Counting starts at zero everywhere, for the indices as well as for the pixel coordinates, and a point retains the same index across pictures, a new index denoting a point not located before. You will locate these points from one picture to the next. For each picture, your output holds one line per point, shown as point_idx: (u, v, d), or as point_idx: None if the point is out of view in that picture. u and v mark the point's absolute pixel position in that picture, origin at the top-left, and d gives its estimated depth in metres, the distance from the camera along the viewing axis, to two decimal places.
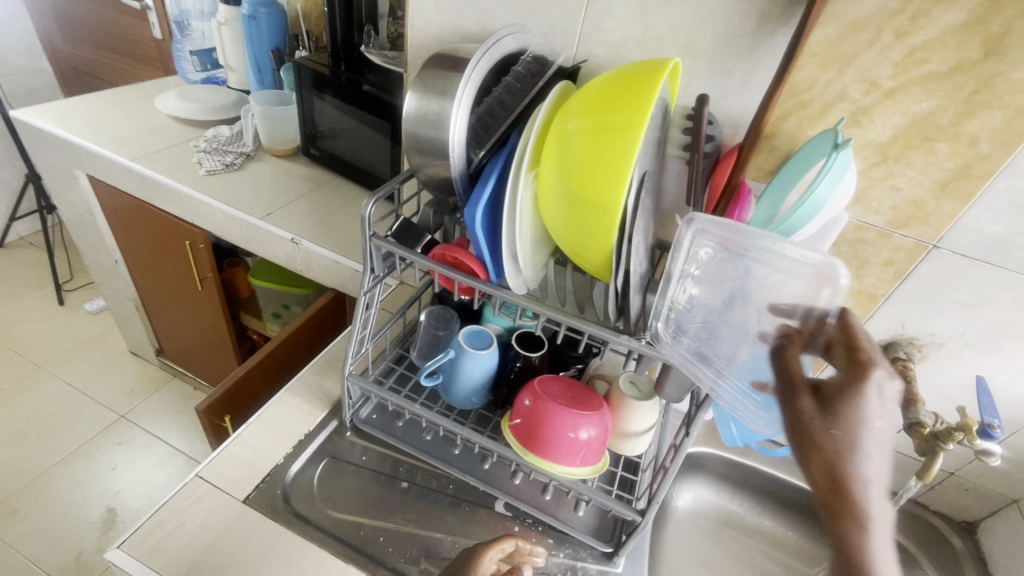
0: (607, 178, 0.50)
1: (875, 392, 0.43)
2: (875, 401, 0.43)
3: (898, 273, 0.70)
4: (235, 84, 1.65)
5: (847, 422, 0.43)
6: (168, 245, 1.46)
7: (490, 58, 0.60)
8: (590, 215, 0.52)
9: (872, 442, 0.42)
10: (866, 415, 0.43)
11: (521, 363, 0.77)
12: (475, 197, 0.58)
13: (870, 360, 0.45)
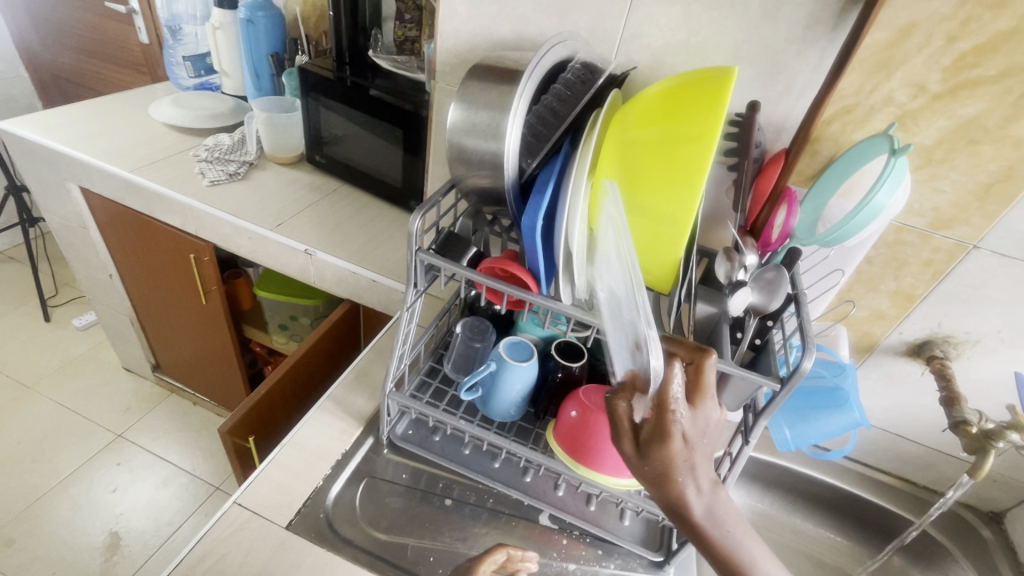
0: (680, 194, 0.52)
1: (687, 476, 0.44)
2: (685, 454, 0.44)
3: (937, 273, 0.70)
4: (231, 89, 1.60)
5: (688, 519, 0.45)
6: (169, 258, 1.41)
7: (543, 66, 0.59)
8: (658, 225, 0.54)
9: (707, 526, 0.45)
10: (695, 509, 0.45)
11: (562, 374, 0.76)
12: (533, 205, 0.57)
13: (672, 413, 0.44)
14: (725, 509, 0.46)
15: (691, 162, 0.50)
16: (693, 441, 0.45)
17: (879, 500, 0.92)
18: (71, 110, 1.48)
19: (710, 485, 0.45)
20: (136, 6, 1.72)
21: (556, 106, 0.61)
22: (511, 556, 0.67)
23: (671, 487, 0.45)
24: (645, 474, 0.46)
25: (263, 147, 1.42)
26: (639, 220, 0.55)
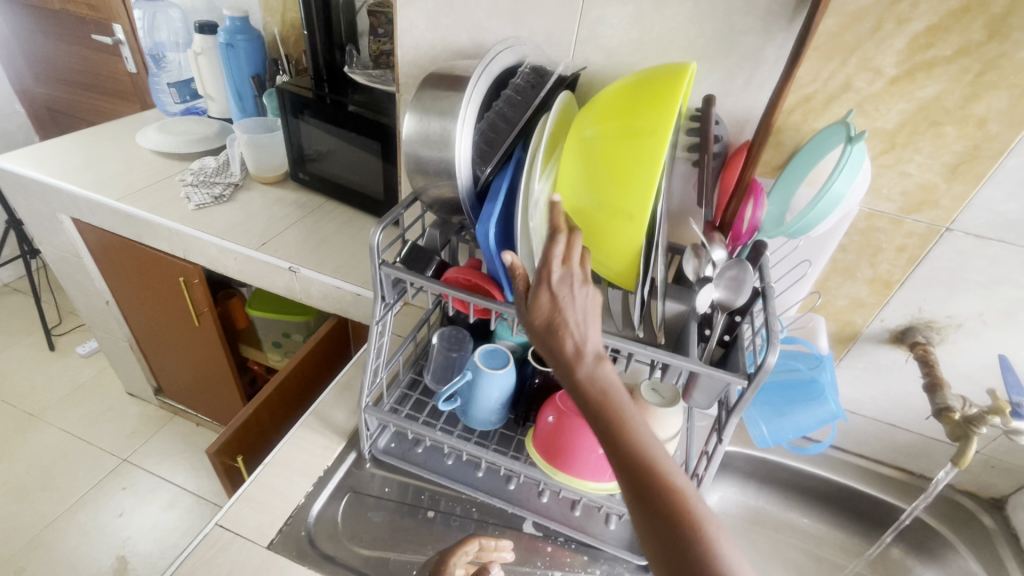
0: (635, 183, 0.50)
1: (563, 331, 0.50)
2: (551, 310, 0.51)
3: (912, 257, 0.69)
4: (216, 113, 1.62)
5: (569, 375, 0.50)
6: (160, 282, 1.43)
7: (492, 73, 0.59)
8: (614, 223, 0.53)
9: (586, 387, 0.49)
10: (577, 373, 0.50)
11: (539, 379, 0.76)
12: (487, 212, 0.57)
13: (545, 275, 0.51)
14: (609, 380, 0.49)
15: (647, 146, 0.49)
16: (565, 303, 0.50)
17: (875, 491, 0.90)
18: (60, 143, 1.51)
19: (593, 355, 0.50)
20: (121, 36, 1.75)
21: (507, 112, 0.61)
22: (485, 545, 0.68)
23: (556, 349, 0.51)
24: (536, 339, 0.52)
25: (248, 168, 1.43)
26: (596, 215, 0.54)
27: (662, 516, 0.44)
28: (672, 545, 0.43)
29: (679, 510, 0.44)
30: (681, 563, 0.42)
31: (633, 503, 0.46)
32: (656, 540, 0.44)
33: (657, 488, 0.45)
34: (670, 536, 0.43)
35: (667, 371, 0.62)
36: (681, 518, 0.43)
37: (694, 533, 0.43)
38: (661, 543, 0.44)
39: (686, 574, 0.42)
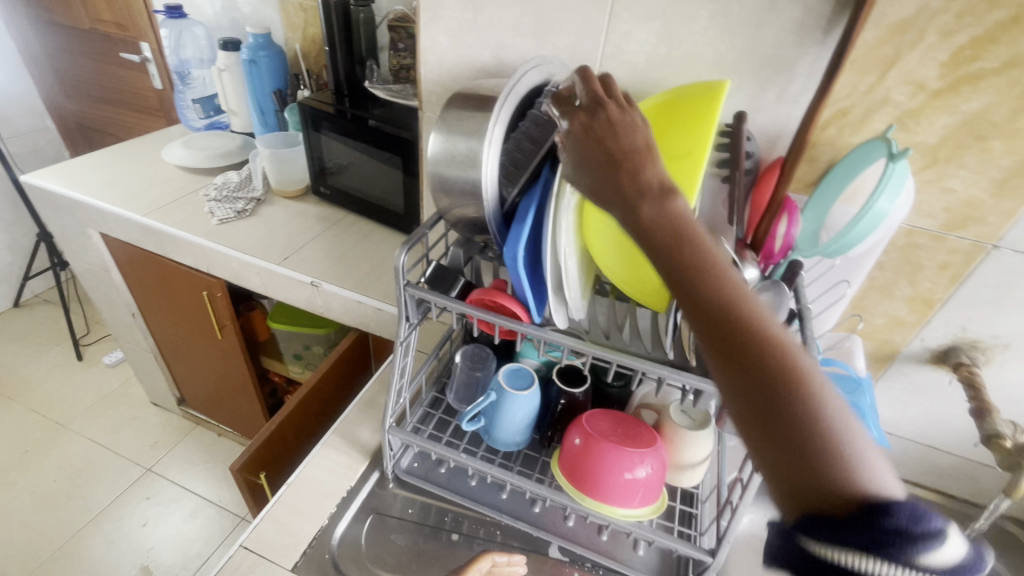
0: None
1: (626, 164, 0.47)
2: (604, 163, 0.48)
3: (955, 275, 0.66)
4: (239, 127, 1.65)
5: (636, 211, 0.45)
6: (184, 296, 1.45)
7: (518, 92, 0.58)
8: None
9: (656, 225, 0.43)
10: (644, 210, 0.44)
11: (565, 401, 0.75)
12: (515, 233, 0.56)
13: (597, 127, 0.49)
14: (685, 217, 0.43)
15: (687, 167, 0.49)
16: (627, 151, 0.47)
17: None
18: (90, 159, 1.54)
19: (660, 188, 0.45)
20: (148, 54, 1.80)
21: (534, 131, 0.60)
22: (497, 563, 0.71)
23: (618, 195, 0.46)
24: (596, 195, 0.48)
25: (270, 182, 1.45)
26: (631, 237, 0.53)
27: (756, 352, 0.36)
28: (769, 387, 0.35)
29: (786, 368, 0.35)
30: (774, 407, 0.34)
31: (719, 328, 0.38)
32: (744, 374, 0.36)
33: (759, 349, 0.36)
34: (769, 378, 0.35)
35: (699, 396, 0.60)
36: (788, 376, 0.35)
37: (804, 390, 0.34)
38: (746, 365, 0.36)
39: (780, 398, 0.34)
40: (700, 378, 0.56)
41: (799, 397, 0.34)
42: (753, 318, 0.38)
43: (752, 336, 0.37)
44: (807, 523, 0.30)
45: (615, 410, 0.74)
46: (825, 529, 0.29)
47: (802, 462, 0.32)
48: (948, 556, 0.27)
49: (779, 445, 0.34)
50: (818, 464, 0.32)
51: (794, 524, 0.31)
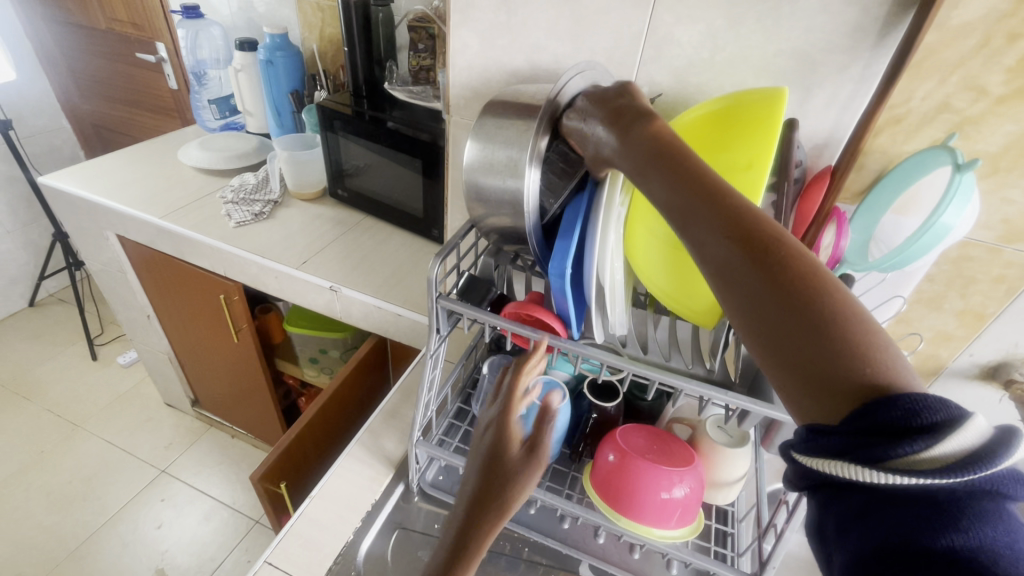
0: None
1: (631, 110, 0.50)
2: (609, 118, 0.51)
3: (1011, 289, 0.63)
4: (255, 128, 1.63)
5: (640, 134, 0.47)
6: (201, 298, 1.44)
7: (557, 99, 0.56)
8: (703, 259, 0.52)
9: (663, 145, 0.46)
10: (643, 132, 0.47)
11: (596, 415, 0.72)
12: (562, 248, 0.54)
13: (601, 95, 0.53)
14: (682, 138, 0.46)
15: (746, 180, 0.49)
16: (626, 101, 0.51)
17: None
18: (107, 161, 1.54)
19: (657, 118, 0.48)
20: (164, 54, 1.79)
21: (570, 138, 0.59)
22: None
23: (621, 129, 0.49)
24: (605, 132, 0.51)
25: (286, 184, 1.43)
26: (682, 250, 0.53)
27: (766, 244, 0.37)
28: (776, 299, 0.36)
29: (795, 275, 0.36)
30: (783, 294, 0.35)
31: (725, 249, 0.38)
32: (756, 268, 0.37)
33: (766, 256, 0.37)
34: (780, 273, 0.36)
35: (745, 416, 0.57)
36: (797, 283, 0.36)
37: (814, 279, 0.35)
38: (754, 282, 0.37)
39: (786, 309, 0.35)
40: (751, 398, 0.54)
41: (811, 303, 0.35)
42: (758, 230, 0.38)
43: (756, 248, 0.37)
44: (828, 429, 0.32)
45: (649, 425, 0.72)
46: (840, 435, 0.31)
47: (816, 371, 0.34)
48: (967, 440, 0.28)
49: (790, 354, 0.35)
50: (832, 370, 0.33)
51: (814, 432, 0.33)
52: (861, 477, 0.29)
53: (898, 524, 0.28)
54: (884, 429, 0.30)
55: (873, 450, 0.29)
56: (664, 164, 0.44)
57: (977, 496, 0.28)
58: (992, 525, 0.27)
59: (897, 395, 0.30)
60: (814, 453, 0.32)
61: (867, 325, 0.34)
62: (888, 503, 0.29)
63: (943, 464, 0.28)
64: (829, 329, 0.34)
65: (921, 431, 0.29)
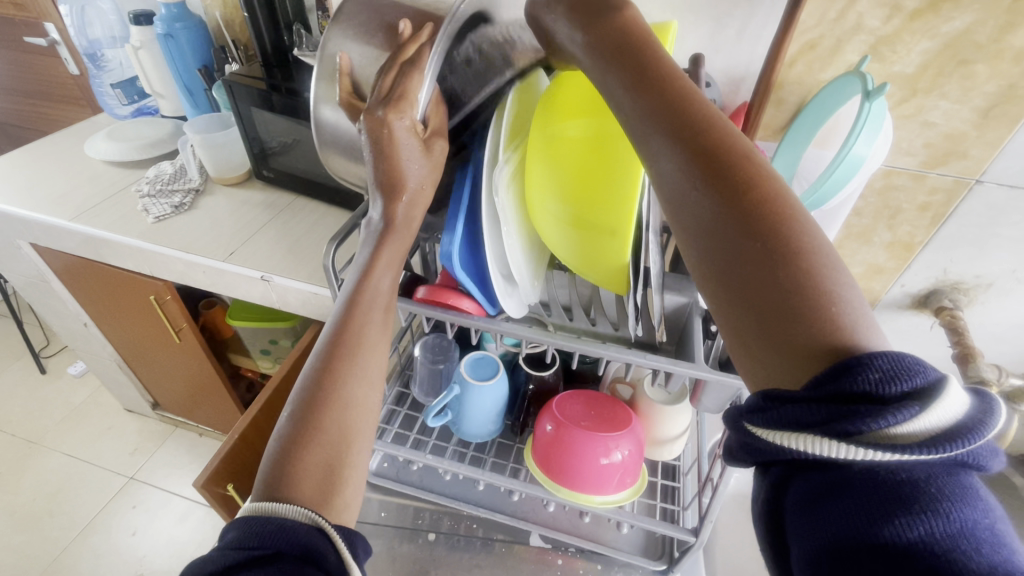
0: (618, 177, 0.46)
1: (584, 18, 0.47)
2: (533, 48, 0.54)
3: (936, 216, 0.61)
4: (169, 111, 1.51)
5: (608, 37, 0.42)
6: (133, 301, 1.36)
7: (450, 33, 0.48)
8: (599, 229, 0.48)
9: (633, 48, 0.40)
10: (613, 30, 0.42)
11: (534, 386, 0.71)
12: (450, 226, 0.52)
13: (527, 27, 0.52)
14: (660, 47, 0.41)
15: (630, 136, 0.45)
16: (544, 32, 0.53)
17: None
18: (6, 162, 1.40)
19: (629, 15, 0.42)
20: (55, 36, 1.61)
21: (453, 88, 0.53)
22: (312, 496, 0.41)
23: (591, 24, 0.43)
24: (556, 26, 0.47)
25: (207, 170, 1.33)
26: (581, 215, 0.48)
27: (737, 177, 0.34)
28: (737, 237, 0.33)
29: (762, 214, 0.32)
30: (749, 234, 0.32)
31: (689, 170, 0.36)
32: (724, 202, 0.33)
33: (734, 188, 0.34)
34: (750, 208, 0.33)
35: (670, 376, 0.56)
36: (765, 225, 0.32)
37: (785, 222, 0.32)
38: (713, 213, 0.33)
39: (753, 247, 0.32)
40: (669, 359, 0.52)
41: (771, 248, 0.31)
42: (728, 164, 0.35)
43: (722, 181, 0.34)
44: (787, 395, 0.29)
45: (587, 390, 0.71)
46: (795, 398, 0.28)
47: (764, 318, 0.31)
48: (946, 415, 0.25)
49: (746, 297, 0.32)
50: (791, 317, 0.30)
51: (767, 398, 0.29)
52: (827, 452, 0.26)
53: (862, 506, 0.25)
54: (854, 397, 0.27)
55: (842, 421, 0.26)
56: (635, 75, 0.39)
57: (949, 471, 0.25)
58: (970, 507, 0.24)
59: (874, 360, 0.27)
60: (768, 422, 0.29)
61: (839, 287, 0.30)
62: (857, 483, 0.26)
63: (917, 439, 0.25)
64: (788, 277, 0.31)
65: (900, 398, 0.26)
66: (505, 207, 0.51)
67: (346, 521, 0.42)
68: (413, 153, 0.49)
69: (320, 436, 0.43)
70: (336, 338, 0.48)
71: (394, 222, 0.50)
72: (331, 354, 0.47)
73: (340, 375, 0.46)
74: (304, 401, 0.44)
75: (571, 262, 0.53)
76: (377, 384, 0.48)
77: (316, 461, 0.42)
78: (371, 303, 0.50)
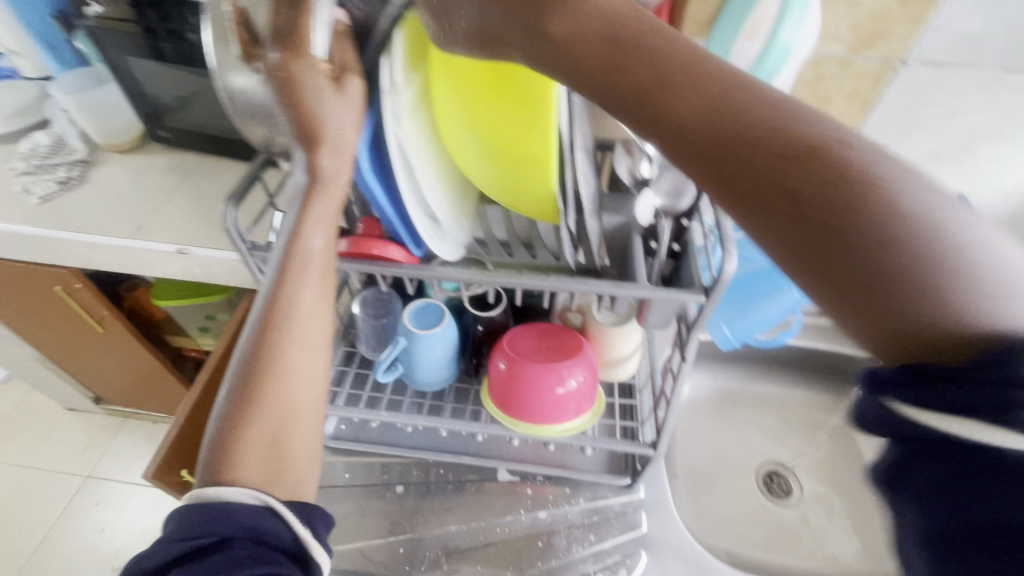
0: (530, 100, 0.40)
1: None
2: None
3: (865, 103, 0.60)
4: (32, 72, 1.30)
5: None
6: (39, 294, 1.22)
7: None
8: (520, 159, 0.43)
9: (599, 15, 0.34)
10: None
11: (483, 327, 0.69)
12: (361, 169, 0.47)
13: None
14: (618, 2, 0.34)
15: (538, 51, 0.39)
16: None
17: (834, 345, 0.88)
18: None
19: None
20: None
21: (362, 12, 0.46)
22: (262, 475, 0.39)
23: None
24: None
25: (92, 137, 1.17)
26: (498, 145, 0.44)
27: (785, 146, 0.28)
28: (818, 209, 0.27)
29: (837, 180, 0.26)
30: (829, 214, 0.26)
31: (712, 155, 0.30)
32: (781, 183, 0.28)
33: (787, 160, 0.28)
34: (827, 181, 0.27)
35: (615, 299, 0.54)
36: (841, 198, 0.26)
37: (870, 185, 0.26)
38: (777, 195, 0.28)
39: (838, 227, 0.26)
40: (614, 283, 0.50)
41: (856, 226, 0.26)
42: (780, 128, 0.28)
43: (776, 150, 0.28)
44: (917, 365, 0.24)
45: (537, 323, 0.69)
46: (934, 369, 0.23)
47: (857, 303, 0.26)
48: None
49: (840, 283, 0.26)
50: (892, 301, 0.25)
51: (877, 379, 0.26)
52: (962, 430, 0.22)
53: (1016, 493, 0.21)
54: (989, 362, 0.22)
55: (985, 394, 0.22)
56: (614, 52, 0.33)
57: None
58: None
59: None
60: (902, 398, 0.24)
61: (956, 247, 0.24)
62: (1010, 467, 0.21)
63: None
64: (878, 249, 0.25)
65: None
66: (412, 142, 0.46)
67: (303, 494, 0.41)
68: (326, 96, 0.43)
69: (265, 413, 0.40)
70: (266, 311, 0.43)
71: (320, 174, 0.43)
72: (264, 328, 0.42)
73: (274, 351, 0.42)
74: (238, 379, 0.41)
75: (497, 197, 0.49)
76: (319, 356, 0.44)
77: (254, 445, 0.39)
78: (303, 265, 0.44)
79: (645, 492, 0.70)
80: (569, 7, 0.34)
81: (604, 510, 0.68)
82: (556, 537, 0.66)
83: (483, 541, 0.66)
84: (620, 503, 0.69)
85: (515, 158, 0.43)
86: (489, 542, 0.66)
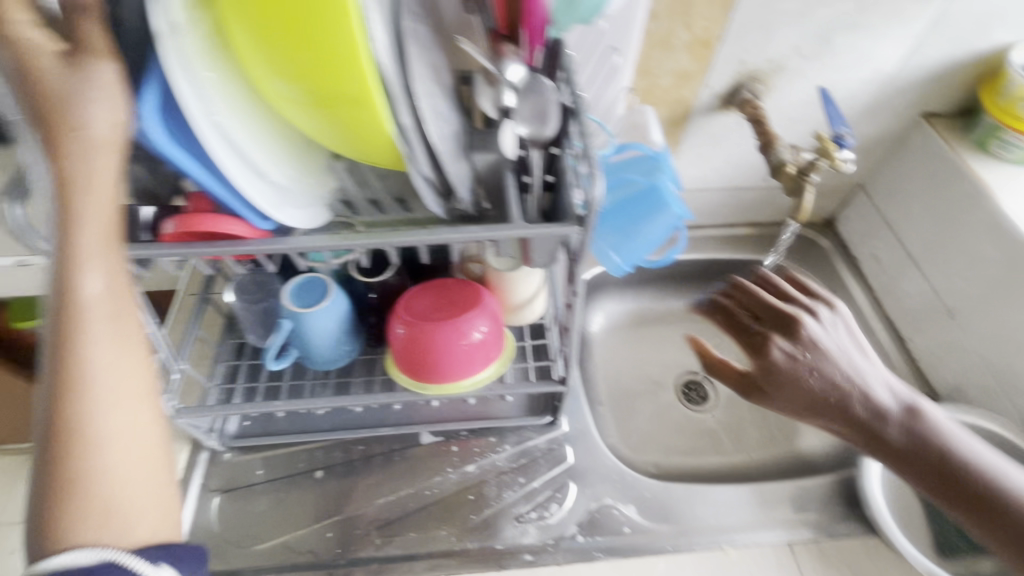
0: (335, 36, 0.34)
1: None
2: None
3: (725, 3, 0.59)
4: None
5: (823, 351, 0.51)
6: None
7: None
8: (344, 107, 0.38)
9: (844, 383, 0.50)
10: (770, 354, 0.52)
11: (377, 293, 0.65)
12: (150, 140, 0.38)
13: None
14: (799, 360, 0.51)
15: None
16: None
17: (731, 251, 0.89)
18: None
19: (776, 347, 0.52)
20: None
21: None
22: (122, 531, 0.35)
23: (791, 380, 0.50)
24: None
25: None
26: (316, 93, 0.38)
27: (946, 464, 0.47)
28: (929, 421, 0.49)
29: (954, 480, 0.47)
30: (950, 480, 0.47)
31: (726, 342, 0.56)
32: (946, 481, 0.47)
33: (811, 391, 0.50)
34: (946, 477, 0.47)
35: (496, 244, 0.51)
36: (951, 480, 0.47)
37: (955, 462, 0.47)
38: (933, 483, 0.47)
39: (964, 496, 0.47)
40: (485, 227, 0.47)
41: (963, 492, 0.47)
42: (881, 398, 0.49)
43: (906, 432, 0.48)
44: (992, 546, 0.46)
45: (431, 281, 0.66)
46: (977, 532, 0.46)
47: (964, 507, 0.47)
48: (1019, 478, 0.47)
49: (943, 496, 0.47)
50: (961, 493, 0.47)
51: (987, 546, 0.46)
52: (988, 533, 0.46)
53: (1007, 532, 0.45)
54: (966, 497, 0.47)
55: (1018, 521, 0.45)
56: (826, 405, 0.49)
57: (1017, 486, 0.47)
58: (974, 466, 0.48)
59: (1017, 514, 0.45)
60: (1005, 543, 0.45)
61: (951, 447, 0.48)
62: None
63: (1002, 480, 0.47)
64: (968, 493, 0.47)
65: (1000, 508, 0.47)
66: (212, 99, 0.40)
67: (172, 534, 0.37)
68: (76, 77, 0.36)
69: (90, 477, 0.34)
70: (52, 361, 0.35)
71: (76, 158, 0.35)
72: (57, 385, 0.35)
73: (74, 412, 0.35)
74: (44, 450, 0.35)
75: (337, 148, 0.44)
76: (144, 391, 0.38)
77: (80, 519, 0.34)
78: (85, 305, 0.36)
79: (567, 425, 0.72)
80: (788, 340, 0.52)
81: (531, 452, 0.69)
82: (487, 487, 0.66)
83: (413, 506, 0.65)
84: (545, 441, 0.70)
85: (345, 107, 0.38)
86: (420, 505, 0.65)
